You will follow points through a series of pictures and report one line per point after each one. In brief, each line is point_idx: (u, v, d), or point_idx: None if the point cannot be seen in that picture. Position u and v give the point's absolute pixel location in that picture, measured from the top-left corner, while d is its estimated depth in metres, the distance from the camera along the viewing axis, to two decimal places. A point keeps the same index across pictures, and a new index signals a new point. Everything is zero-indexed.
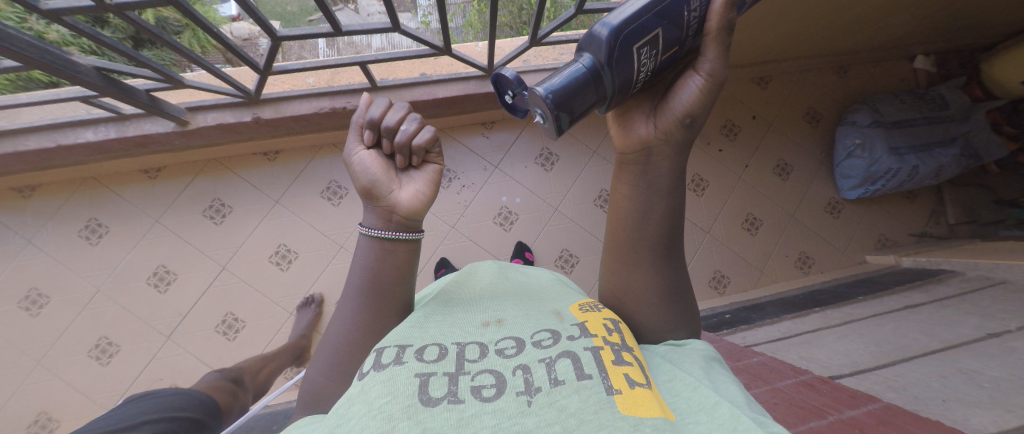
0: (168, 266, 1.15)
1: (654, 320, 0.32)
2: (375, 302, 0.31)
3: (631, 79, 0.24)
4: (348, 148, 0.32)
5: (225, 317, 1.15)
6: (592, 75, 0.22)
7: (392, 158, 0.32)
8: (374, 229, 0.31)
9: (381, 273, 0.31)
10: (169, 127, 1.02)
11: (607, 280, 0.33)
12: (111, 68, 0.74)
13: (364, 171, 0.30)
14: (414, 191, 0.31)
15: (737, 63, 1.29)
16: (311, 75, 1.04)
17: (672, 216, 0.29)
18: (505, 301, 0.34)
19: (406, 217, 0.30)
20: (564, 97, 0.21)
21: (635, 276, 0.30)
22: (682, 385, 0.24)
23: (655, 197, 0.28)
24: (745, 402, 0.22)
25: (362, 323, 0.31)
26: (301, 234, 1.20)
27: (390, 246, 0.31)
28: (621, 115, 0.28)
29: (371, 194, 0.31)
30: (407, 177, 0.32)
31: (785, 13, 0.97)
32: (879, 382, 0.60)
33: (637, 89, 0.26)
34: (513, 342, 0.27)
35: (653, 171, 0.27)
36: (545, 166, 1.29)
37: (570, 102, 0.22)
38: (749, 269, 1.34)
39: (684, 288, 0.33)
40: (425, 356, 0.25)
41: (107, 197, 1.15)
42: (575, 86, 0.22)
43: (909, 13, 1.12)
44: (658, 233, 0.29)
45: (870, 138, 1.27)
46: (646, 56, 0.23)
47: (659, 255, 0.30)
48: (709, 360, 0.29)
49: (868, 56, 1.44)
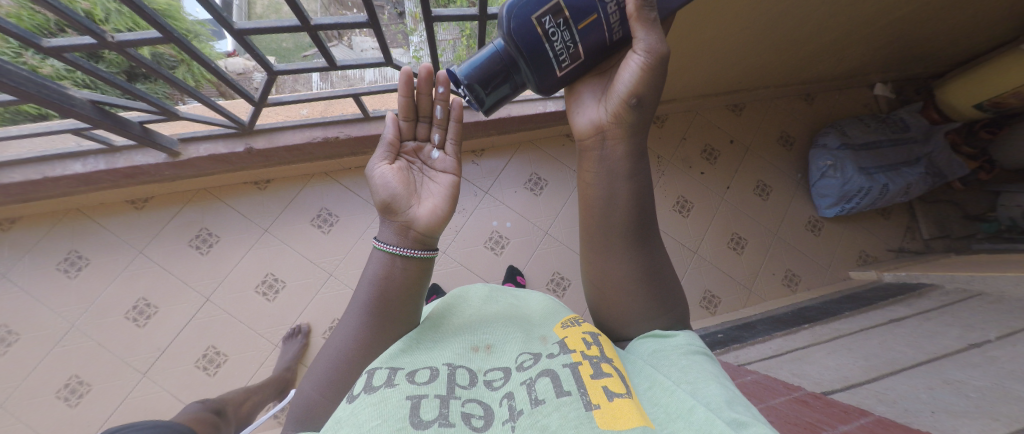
0: (149, 299, 1.11)
1: (638, 307, 0.33)
2: (374, 319, 0.31)
3: (544, 56, 0.32)
4: (370, 167, 0.35)
5: (206, 351, 1.10)
6: (504, 58, 0.34)
7: (407, 176, 0.36)
8: (390, 245, 0.32)
9: (387, 290, 0.31)
10: (160, 158, 1.02)
11: (589, 276, 0.34)
12: (106, 101, 0.75)
13: (386, 186, 0.33)
14: (434, 201, 0.34)
15: (711, 91, 1.37)
16: (305, 107, 1.09)
17: (642, 200, 0.30)
18: (493, 324, 0.35)
19: (422, 233, 0.32)
20: (474, 73, 0.33)
21: (612, 264, 0.31)
22: (661, 390, 0.24)
23: (620, 181, 0.29)
24: (726, 400, 0.22)
25: (360, 341, 0.31)
26: (289, 263, 1.18)
27: (400, 263, 0.31)
28: (570, 101, 0.34)
29: (390, 209, 0.33)
30: (427, 192, 0.35)
31: (750, 48, 1.06)
32: (869, 396, 0.60)
33: (570, 69, 0.33)
34: (501, 371, 0.27)
35: (614, 156, 0.29)
36: (535, 190, 1.32)
37: (483, 77, 0.33)
38: (738, 287, 1.35)
39: (665, 274, 0.33)
40: (416, 378, 0.25)
41: (90, 228, 1.13)
42: (486, 64, 0.33)
43: (861, 46, 1.23)
44: (627, 217, 0.30)
45: (840, 159, 1.35)
46: (552, 24, 0.31)
47: (632, 241, 0.31)
48: (695, 353, 0.29)
49: (832, 85, 1.55)
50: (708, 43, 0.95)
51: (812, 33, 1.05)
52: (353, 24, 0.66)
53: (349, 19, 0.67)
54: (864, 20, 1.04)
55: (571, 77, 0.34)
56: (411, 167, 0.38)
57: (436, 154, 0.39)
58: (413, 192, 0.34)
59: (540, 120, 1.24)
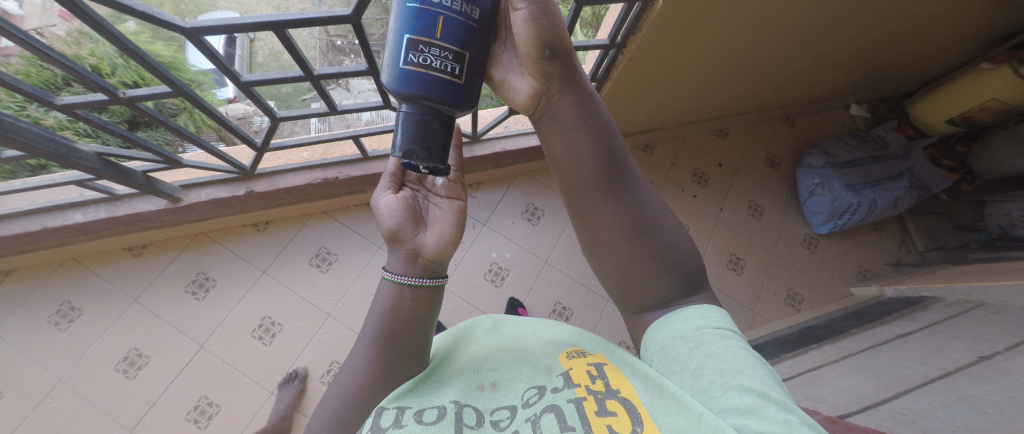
0: (141, 348, 1.08)
1: (640, 270, 0.30)
2: (382, 353, 0.32)
3: (445, 82, 0.28)
4: (375, 197, 0.36)
5: (197, 402, 1.05)
6: (418, 112, 0.29)
7: (411, 202, 0.36)
8: (395, 274, 0.33)
9: (395, 321, 0.32)
10: (161, 204, 1.04)
11: (584, 241, 0.32)
12: (111, 152, 0.79)
13: (390, 215, 0.34)
14: (443, 228, 0.34)
15: (697, 118, 1.44)
16: (305, 150, 1.12)
17: (608, 146, 0.28)
18: (501, 360, 0.38)
19: (430, 260, 0.33)
20: (407, 143, 0.28)
21: (598, 223, 0.29)
22: (669, 398, 0.26)
23: (575, 130, 0.27)
24: (747, 410, 0.21)
25: (369, 374, 0.32)
26: (287, 305, 1.16)
27: (408, 293, 0.32)
28: (496, 86, 0.32)
29: (397, 237, 0.33)
30: (433, 217, 0.36)
31: (730, 77, 1.13)
32: (887, 417, 0.59)
33: (466, 71, 0.29)
34: (507, 409, 0.31)
35: (561, 110, 0.27)
36: (533, 220, 1.34)
37: (418, 140, 0.29)
38: (743, 309, 1.33)
39: (665, 224, 0.30)
40: (424, 418, 0.29)
41: (85, 277, 1.12)
42: (411, 129, 0.29)
43: (831, 70, 1.32)
44: (595, 167, 0.27)
45: (826, 177, 1.40)
46: (445, 58, 0.28)
47: (612, 193, 0.28)
48: (717, 336, 0.28)
49: (810, 108, 1.62)
50: (688, 74, 1.02)
51: (785, 61, 1.13)
52: (353, 72, 0.71)
53: (350, 68, 0.72)
54: (833, 47, 1.12)
55: (475, 77, 0.30)
56: (416, 192, 0.38)
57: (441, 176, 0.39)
58: (419, 220, 0.35)
59: (533, 152, 1.28)
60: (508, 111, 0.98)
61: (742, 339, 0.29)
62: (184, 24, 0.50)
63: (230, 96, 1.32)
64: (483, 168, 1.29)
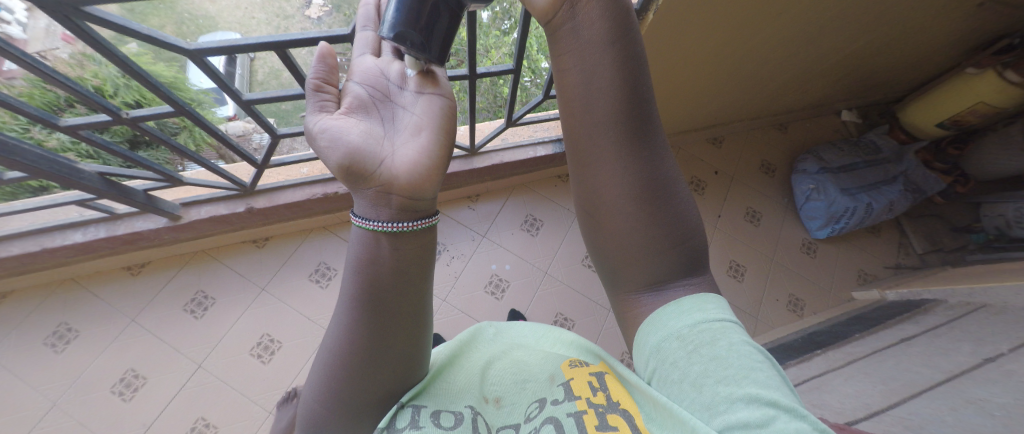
0: (138, 369, 1.06)
1: (639, 237, 0.29)
2: (365, 327, 0.24)
3: None
4: (311, 122, 0.27)
5: (195, 423, 1.03)
6: None
7: (361, 122, 0.27)
8: (367, 221, 0.24)
9: (374, 279, 0.24)
10: (161, 222, 1.05)
11: (582, 198, 0.30)
12: (112, 172, 0.80)
13: (333, 148, 0.25)
14: (420, 145, 0.27)
15: (692, 127, 1.46)
16: (305, 166, 1.14)
17: (632, 84, 0.25)
18: (503, 369, 0.40)
19: (406, 195, 0.24)
20: (400, 23, 0.24)
21: (602, 174, 0.27)
22: (668, 414, 0.26)
23: (598, 52, 0.24)
24: (756, 424, 0.21)
25: (349, 370, 0.25)
26: (286, 321, 1.15)
27: (387, 243, 0.23)
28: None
29: (356, 175, 0.25)
30: (398, 137, 0.27)
31: (721, 86, 1.16)
32: (895, 423, 0.58)
33: None
34: (511, 428, 0.33)
35: (587, 22, 0.24)
36: (532, 231, 1.34)
37: (413, 20, 0.24)
38: (745, 317, 1.33)
39: (673, 191, 0.29)
40: (442, 422, 0.30)
41: (82, 297, 1.11)
42: (406, 2, 0.24)
43: (820, 78, 1.35)
44: (612, 105, 0.25)
45: (822, 182, 1.42)
46: None
47: (626, 140, 0.26)
48: (718, 330, 0.28)
49: (802, 115, 1.65)
50: (681, 85, 1.05)
51: (775, 71, 1.16)
52: None
53: None
54: (819, 56, 1.15)
55: None
56: (368, 105, 0.29)
57: (409, 75, 0.31)
58: (381, 139, 0.27)
59: (531, 164, 1.30)
60: (505, 125, 1.02)
61: (743, 330, 0.29)
62: (187, 46, 0.51)
63: (230, 114, 1.34)
64: (482, 180, 1.31)
